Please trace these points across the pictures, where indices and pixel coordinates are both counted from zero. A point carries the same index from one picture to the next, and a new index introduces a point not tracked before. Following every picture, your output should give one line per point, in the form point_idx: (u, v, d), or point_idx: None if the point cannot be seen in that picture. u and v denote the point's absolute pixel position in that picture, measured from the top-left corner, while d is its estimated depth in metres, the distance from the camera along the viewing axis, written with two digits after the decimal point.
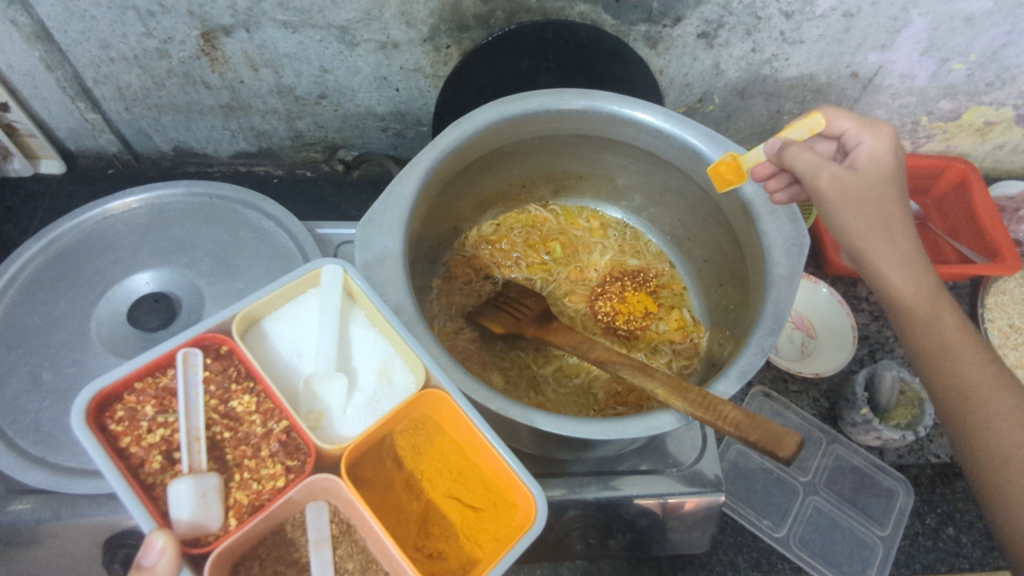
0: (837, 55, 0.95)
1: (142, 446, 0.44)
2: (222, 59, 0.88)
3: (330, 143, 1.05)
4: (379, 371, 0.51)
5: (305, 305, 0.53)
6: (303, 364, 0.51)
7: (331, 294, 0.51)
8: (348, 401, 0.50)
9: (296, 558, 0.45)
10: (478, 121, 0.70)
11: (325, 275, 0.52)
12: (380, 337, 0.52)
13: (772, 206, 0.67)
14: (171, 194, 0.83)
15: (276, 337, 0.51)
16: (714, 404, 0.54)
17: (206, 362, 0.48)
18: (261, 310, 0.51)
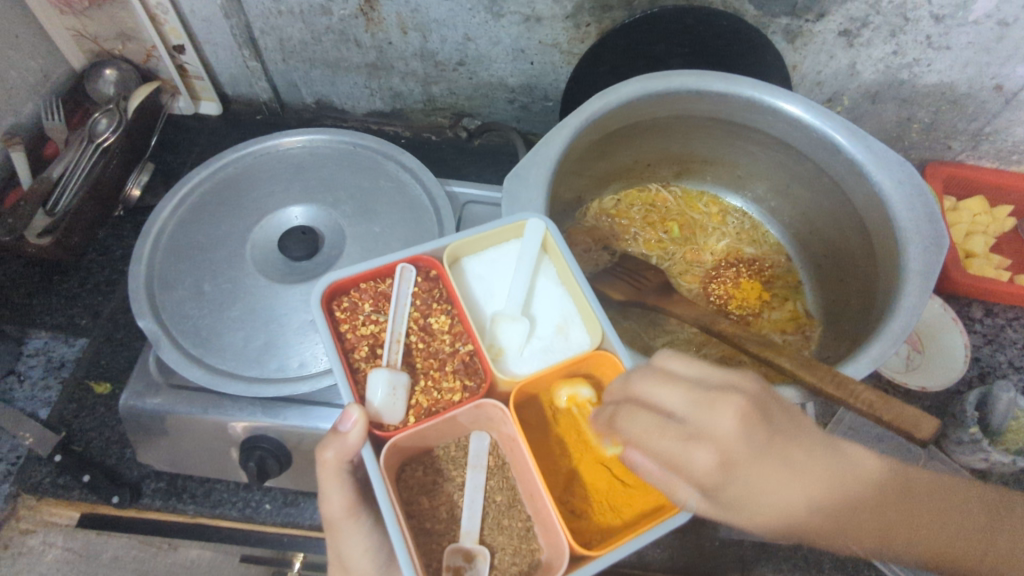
0: (984, 64, 0.92)
1: (357, 335, 0.61)
2: (377, 20, 0.94)
3: (457, 110, 1.10)
4: (558, 324, 0.63)
5: (509, 255, 0.67)
6: (496, 304, 0.65)
7: (531, 247, 0.64)
8: (525, 343, 0.63)
9: (451, 476, 0.61)
10: (623, 95, 0.73)
11: (529, 230, 0.64)
12: (564, 293, 0.65)
13: (912, 201, 0.67)
14: (321, 139, 0.90)
15: (479, 276, 0.66)
16: (844, 383, 0.58)
17: (416, 280, 0.64)
18: (471, 251, 0.66)
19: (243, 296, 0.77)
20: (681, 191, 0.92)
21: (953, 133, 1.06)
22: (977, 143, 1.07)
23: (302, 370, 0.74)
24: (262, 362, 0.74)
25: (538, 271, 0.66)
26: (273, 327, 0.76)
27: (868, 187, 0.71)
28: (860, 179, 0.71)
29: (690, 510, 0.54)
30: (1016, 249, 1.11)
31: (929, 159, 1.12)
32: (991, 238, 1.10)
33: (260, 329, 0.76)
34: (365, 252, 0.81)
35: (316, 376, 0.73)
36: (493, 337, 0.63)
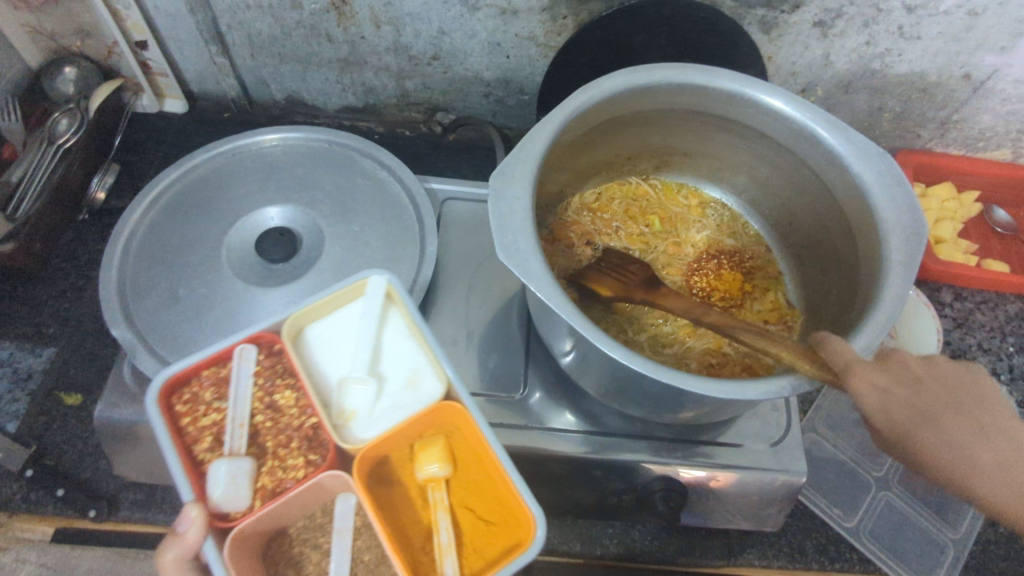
0: (953, 53, 0.94)
1: (196, 428, 0.52)
2: (350, 13, 0.92)
3: (432, 105, 1.09)
4: (409, 379, 0.55)
5: (352, 310, 0.58)
6: (337, 368, 0.56)
7: (376, 301, 0.57)
8: (374, 404, 0.54)
9: (321, 542, 0.53)
10: (604, 89, 0.72)
11: (371, 285, 0.57)
12: (413, 345, 0.56)
13: (891, 192, 0.68)
14: (294, 136, 0.88)
15: (322, 341, 0.57)
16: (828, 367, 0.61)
17: (258, 357, 0.55)
18: (310, 315, 0.57)
19: (219, 301, 0.75)
20: (661, 184, 0.92)
21: (922, 122, 1.08)
22: (945, 131, 1.10)
23: None
24: None
25: (383, 326, 0.57)
26: None
27: (847, 178, 0.72)
28: (839, 170, 0.72)
29: (542, 536, 0.48)
30: (981, 234, 1.15)
31: (899, 147, 1.15)
32: (959, 224, 1.13)
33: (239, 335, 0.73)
34: (345, 253, 0.80)
35: None
36: (343, 406, 0.54)
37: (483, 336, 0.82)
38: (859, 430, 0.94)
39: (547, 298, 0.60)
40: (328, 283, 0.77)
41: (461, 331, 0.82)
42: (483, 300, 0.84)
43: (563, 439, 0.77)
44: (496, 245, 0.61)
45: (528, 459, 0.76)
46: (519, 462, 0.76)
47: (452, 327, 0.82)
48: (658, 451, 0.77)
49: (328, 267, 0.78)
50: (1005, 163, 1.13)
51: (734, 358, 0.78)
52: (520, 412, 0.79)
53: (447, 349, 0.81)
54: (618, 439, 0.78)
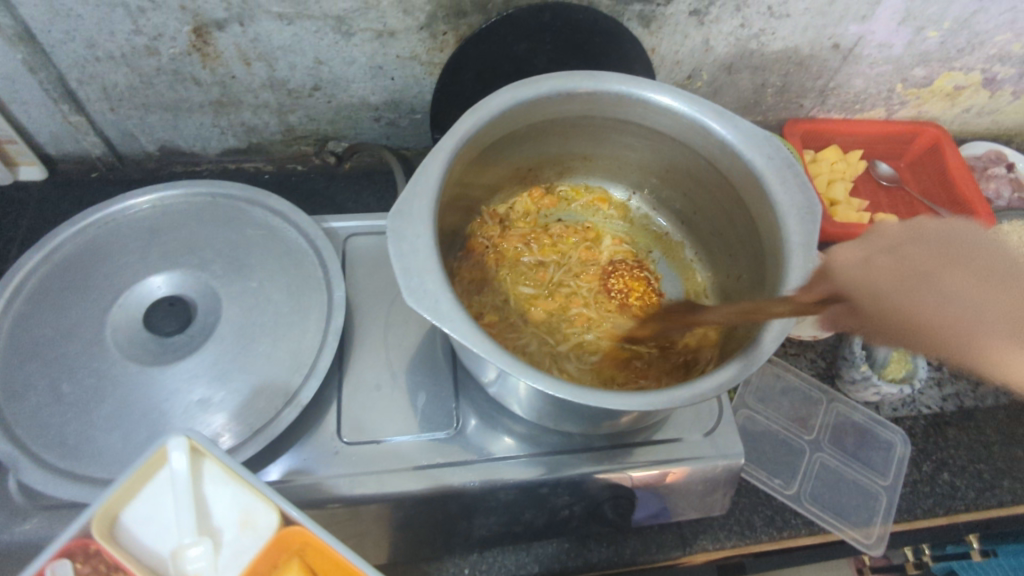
0: (821, 27, 0.98)
1: None
2: (213, 54, 0.86)
3: (321, 136, 1.04)
4: (241, 521, 0.55)
5: (160, 483, 0.56)
6: (166, 541, 0.54)
7: (180, 468, 0.55)
8: (216, 560, 0.54)
9: None
10: (493, 108, 0.70)
11: (170, 448, 0.55)
12: (236, 487, 0.56)
13: (783, 175, 0.69)
14: (172, 195, 0.82)
15: (140, 525, 0.54)
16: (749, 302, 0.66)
17: (74, 568, 0.52)
18: (117, 506, 0.54)
19: (111, 390, 0.68)
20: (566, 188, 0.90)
21: (802, 93, 1.13)
22: (824, 98, 1.15)
23: None
24: None
25: (198, 480, 0.56)
26: (154, 419, 0.67)
27: (741, 166, 0.72)
28: (733, 159, 0.73)
29: None
30: (870, 190, 1.22)
31: (786, 118, 1.19)
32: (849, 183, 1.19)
33: (139, 425, 0.67)
34: (246, 313, 0.75)
35: None
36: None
37: (408, 375, 0.79)
38: (787, 398, 0.98)
39: (462, 338, 0.57)
40: (231, 350, 0.72)
41: (385, 373, 0.79)
42: (403, 337, 0.81)
43: (501, 468, 0.75)
44: (402, 291, 0.58)
45: (472, 495, 0.74)
46: (464, 499, 0.74)
47: (375, 371, 0.79)
48: (600, 462, 0.77)
49: (228, 332, 0.73)
50: (881, 121, 1.20)
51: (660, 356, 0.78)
52: (458, 448, 0.76)
53: (372, 395, 0.77)
54: (557, 460, 0.76)
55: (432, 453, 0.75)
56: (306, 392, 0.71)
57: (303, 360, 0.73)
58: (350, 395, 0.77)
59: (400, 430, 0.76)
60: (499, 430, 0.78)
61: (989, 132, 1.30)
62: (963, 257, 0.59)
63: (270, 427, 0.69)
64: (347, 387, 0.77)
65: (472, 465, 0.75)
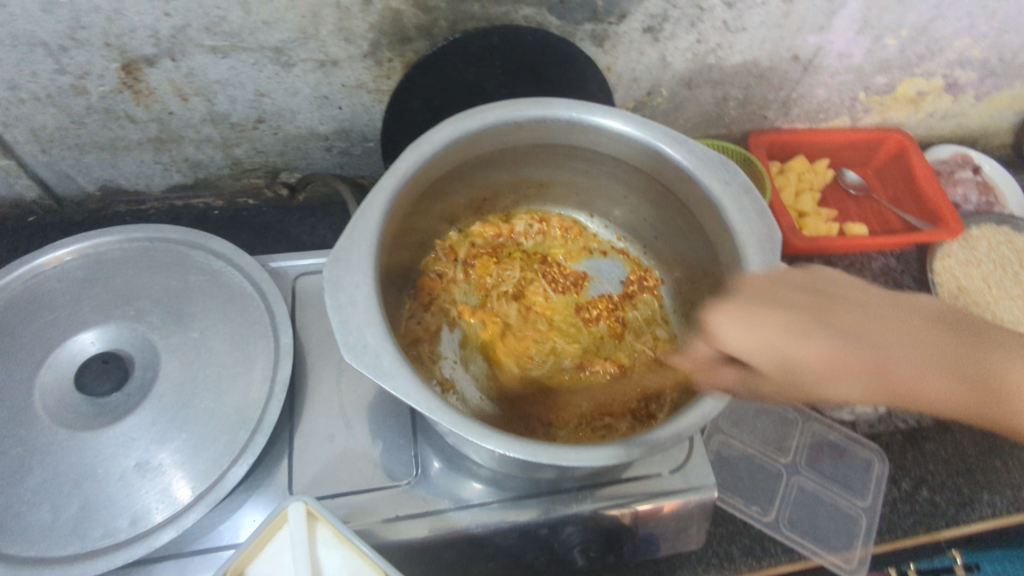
0: (779, 39, 0.96)
1: None
2: (147, 90, 0.82)
3: (271, 168, 1.00)
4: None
5: (279, 543, 0.58)
6: None
7: (301, 532, 0.58)
8: None
9: None
10: (436, 142, 0.67)
11: (291, 514, 0.58)
12: (347, 555, 0.58)
13: (740, 201, 0.66)
14: (106, 242, 0.78)
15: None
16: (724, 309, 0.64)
17: None
18: (241, 563, 0.57)
19: (40, 460, 0.63)
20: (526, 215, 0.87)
21: (765, 104, 1.11)
22: (788, 108, 1.13)
23: (135, 529, 0.62)
24: (83, 534, 0.61)
25: (313, 545, 0.58)
26: (86, 488, 0.63)
27: (698, 193, 0.70)
28: (690, 185, 0.70)
29: None
30: (838, 199, 1.21)
31: (750, 130, 1.17)
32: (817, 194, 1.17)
33: (71, 496, 0.62)
34: (186, 367, 0.70)
35: (152, 532, 0.62)
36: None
37: (363, 422, 0.75)
38: (761, 419, 0.95)
39: (404, 394, 0.53)
40: (171, 408, 0.67)
41: (338, 422, 0.75)
42: (357, 381, 0.77)
43: (462, 517, 0.71)
44: (339, 346, 0.54)
45: (432, 546, 0.70)
46: (424, 551, 0.70)
47: (327, 419, 0.75)
48: (567, 506, 0.73)
49: (167, 389, 0.68)
50: (846, 129, 1.18)
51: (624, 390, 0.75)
52: (415, 498, 0.72)
53: (325, 445, 0.73)
54: (521, 506, 0.72)
55: (388, 505, 0.71)
56: (252, 449, 0.66)
57: (248, 415, 0.69)
58: (300, 447, 0.73)
59: (355, 481, 0.71)
60: (461, 476, 0.74)
61: (955, 136, 1.29)
62: (839, 300, 0.59)
63: (214, 490, 0.64)
64: (298, 438, 0.73)
65: (431, 515, 0.71)
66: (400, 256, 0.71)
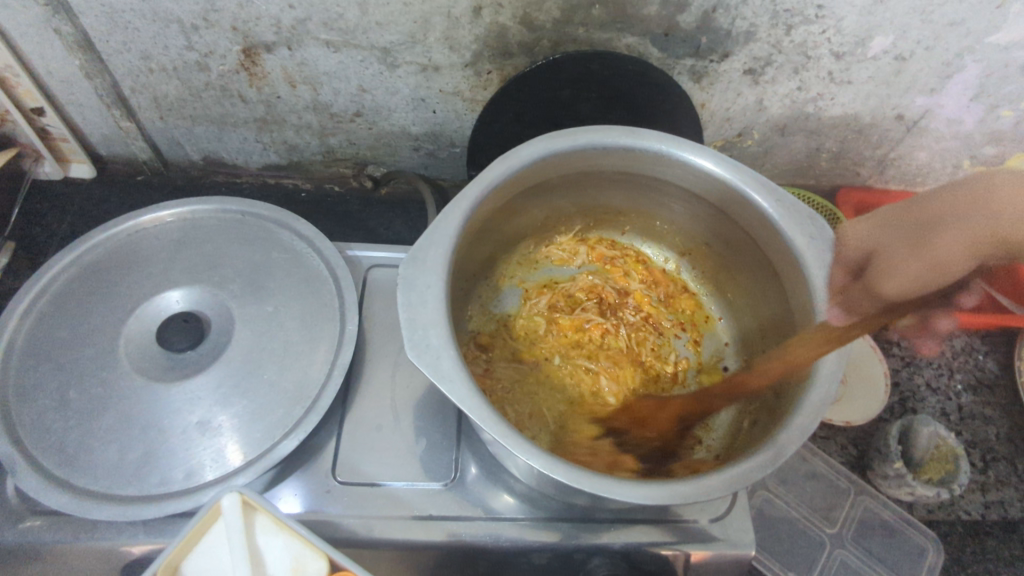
0: (884, 96, 0.93)
1: None
2: (261, 74, 0.87)
3: (360, 160, 1.04)
4: (294, 570, 0.59)
5: (215, 539, 0.59)
6: None
7: (236, 522, 0.59)
8: None
9: None
10: (524, 158, 0.68)
11: (224, 507, 0.59)
12: (286, 539, 0.60)
13: (824, 259, 0.64)
14: (203, 209, 0.83)
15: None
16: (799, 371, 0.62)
17: None
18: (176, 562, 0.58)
19: (116, 402, 0.68)
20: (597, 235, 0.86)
21: (860, 160, 1.07)
22: (884, 167, 1.09)
23: (188, 482, 0.66)
24: (141, 478, 0.65)
25: (251, 533, 0.60)
26: (151, 436, 0.67)
27: (782, 244, 0.68)
28: (773, 234, 0.69)
29: None
30: None
31: (840, 184, 1.14)
32: None
33: (137, 440, 0.67)
34: (256, 337, 0.74)
35: (203, 488, 0.65)
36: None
37: (412, 419, 0.76)
38: (812, 484, 0.90)
39: (458, 399, 0.54)
40: (238, 373, 0.71)
41: (388, 414, 0.76)
42: (411, 378, 0.78)
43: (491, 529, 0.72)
44: (405, 343, 0.56)
45: (461, 550, 0.71)
46: (453, 554, 0.72)
47: (378, 409, 0.77)
48: (596, 537, 0.72)
49: (237, 355, 0.72)
50: None
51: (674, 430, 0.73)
52: (450, 502, 0.73)
53: (373, 434, 0.75)
54: (551, 529, 0.72)
55: (424, 504, 0.72)
56: (306, 427, 0.69)
57: (307, 393, 0.72)
58: (350, 431, 0.75)
59: (395, 473, 0.73)
60: (497, 488, 0.74)
61: None
62: None
63: (263, 459, 0.67)
64: (350, 423, 0.76)
65: (465, 520, 0.72)
66: (471, 264, 0.72)
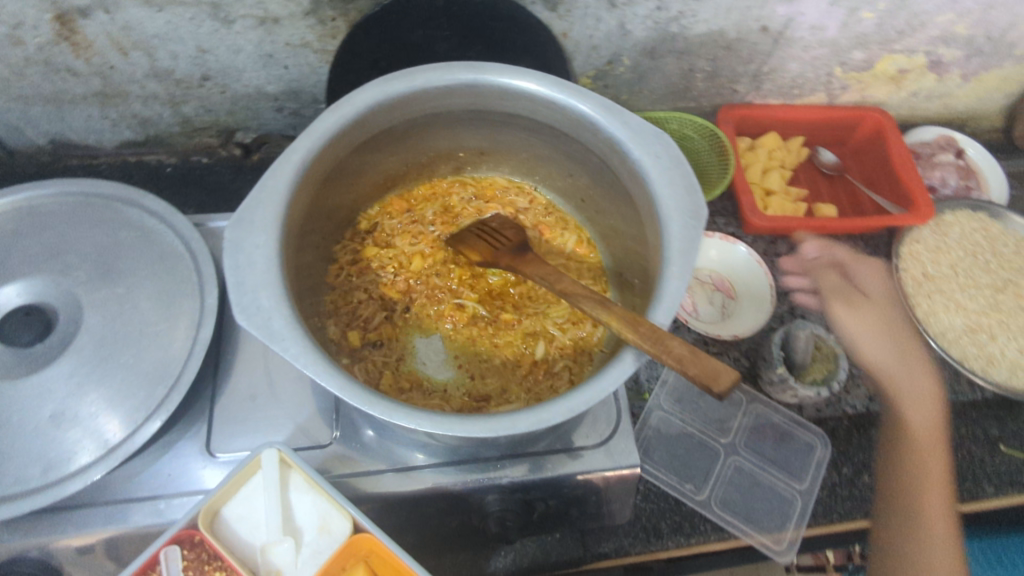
0: (744, 9, 0.92)
1: None
2: (85, 42, 0.81)
3: (224, 127, 0.99)
4: (319, 526, 0.62)
5: (254, 485, 0.63)
6: (256, 537, 0.61)
7: (273, 476, 0.62)
8: (298, 556, 0.60)
9: None
10: (358, 103, 0.65)
11: (264, 459, 0.63)
12: (317, 496, 0.63)
13: (668, 180, 0.64)
14: (41, 195, 0.78)
15: (236, 524, 0.62)
16: (662, 337, 0.55)
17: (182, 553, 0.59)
18: (218, 501, 0.62)
19: None
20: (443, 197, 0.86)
21: (735, 78, 1.07)
22: (760, 82, 1.09)
23: (46, 477, 0.63)
24: None
25: (286, 488, 0.63)
26: (1, 435, 0.63)
27: (630, 165, 0.67)
28: (621, 156, 0.68)
29: None
30: (810, 177, 1.17)
31: (720, 104, 1.14)
32: (787, 173, 1.12)
33: None
34: (109, 321, 0.70)
35: (63, 481, 0.63)
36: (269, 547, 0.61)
37: (287, 386, 0.74)
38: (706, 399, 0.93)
39: (290, 358, 0.53)
40: (91, 360, 0.68)
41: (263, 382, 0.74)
42: None
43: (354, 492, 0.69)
44: (232, 307, 0.53)
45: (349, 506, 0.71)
46: None
47: (252, 380, 0.74)
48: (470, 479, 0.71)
49: (89, 342, 0.69)
50: (822, 106, 1.14)
51: (560, 344, 0.76)
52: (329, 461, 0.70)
53: (246, 405, 0.73)
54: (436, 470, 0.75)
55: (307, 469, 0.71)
56: (168, 406, 0.66)
57: (168, 371, 0.69)
58: (223, 407, 0.72)
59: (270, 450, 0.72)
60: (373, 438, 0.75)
61: (941, 116, 1.25)
62: None
63: (124, 446, 0.64)
64: (221, 397, 0.73)
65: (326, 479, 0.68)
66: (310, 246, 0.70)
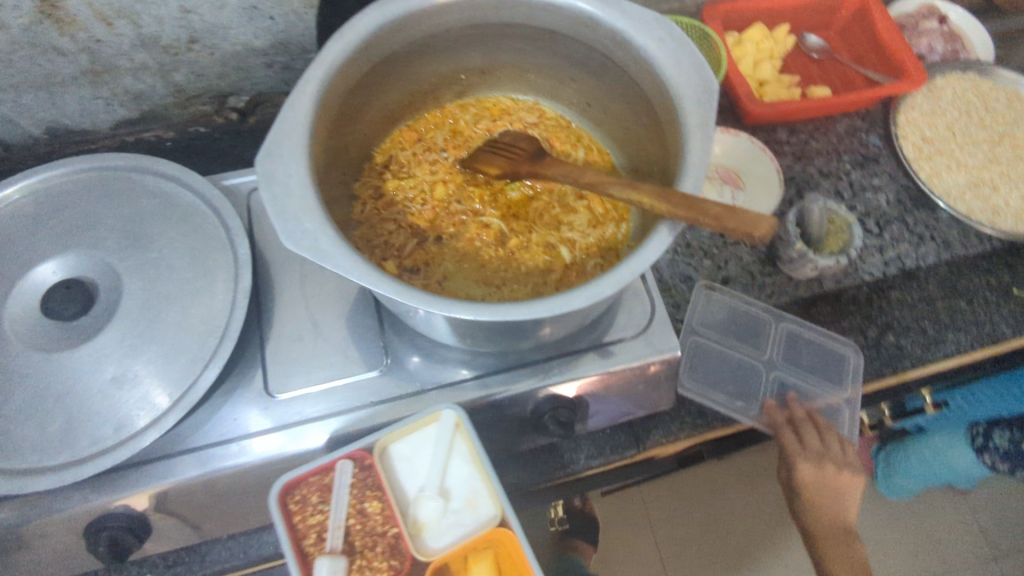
0: None
1: (305, 526, 0.67)
2: (67, 18, 0.80)
3: (216, 91, 0.99)
4: (468, 498, 0.70)
5: (424, 436, 0.71)
6: (416, 482, 0.71)
7: (448, 437, 0.70)
8: (443, 515, 0.70)
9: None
10: (361, 30, 0.65)
11: (444, 419, 0.70)
12: (474, 473, 0.71)
13: (674, 59, 0.65)
14: (53, 177, 0.78)
15: (400, 463, 0.71)
16: (694, 203, 0.56)
17: (352, 469, 0.69)
18: (389, 439, 0.71)
19: (18, 380, 0.65)
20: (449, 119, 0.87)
21: None
22: None
23: (119, 435, 0.65)
24: (71, 444, 0.64)
25: (452, 453, 0.71)
26: (69, 403, 0.65)
27: (632, 52, 0.68)
28: (624, 48, 0.69)
29: None
30: (800, 64, 1.17)
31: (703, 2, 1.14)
32: (776, 61, 1.13)
33: (54, 409, 0.65)
34: (149, 284, 0.72)
35: (136, 436, 0.65)
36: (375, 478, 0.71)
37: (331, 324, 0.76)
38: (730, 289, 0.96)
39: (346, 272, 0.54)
40: (140, 324, 0.69)
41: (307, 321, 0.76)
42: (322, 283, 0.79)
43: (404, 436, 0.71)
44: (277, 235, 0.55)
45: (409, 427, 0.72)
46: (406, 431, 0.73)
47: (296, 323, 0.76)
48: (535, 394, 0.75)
49: (134, 305, 0.70)
50: None
51: (583, 246, 0.77)
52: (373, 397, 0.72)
53: (295, 345, 0.75)
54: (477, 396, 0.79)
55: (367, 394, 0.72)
56: (224, 351, 0.68)
57: (216, 322, 0.70)
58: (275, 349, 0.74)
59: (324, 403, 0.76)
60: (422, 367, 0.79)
61: None
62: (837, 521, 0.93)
63: (190, 393, 0.67)
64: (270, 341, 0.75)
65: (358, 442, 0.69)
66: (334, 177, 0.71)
